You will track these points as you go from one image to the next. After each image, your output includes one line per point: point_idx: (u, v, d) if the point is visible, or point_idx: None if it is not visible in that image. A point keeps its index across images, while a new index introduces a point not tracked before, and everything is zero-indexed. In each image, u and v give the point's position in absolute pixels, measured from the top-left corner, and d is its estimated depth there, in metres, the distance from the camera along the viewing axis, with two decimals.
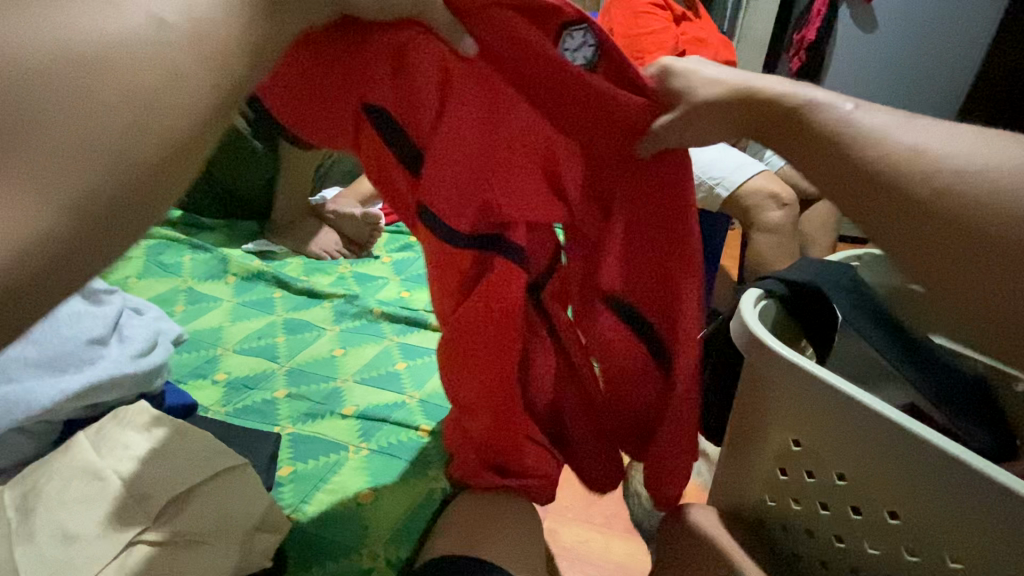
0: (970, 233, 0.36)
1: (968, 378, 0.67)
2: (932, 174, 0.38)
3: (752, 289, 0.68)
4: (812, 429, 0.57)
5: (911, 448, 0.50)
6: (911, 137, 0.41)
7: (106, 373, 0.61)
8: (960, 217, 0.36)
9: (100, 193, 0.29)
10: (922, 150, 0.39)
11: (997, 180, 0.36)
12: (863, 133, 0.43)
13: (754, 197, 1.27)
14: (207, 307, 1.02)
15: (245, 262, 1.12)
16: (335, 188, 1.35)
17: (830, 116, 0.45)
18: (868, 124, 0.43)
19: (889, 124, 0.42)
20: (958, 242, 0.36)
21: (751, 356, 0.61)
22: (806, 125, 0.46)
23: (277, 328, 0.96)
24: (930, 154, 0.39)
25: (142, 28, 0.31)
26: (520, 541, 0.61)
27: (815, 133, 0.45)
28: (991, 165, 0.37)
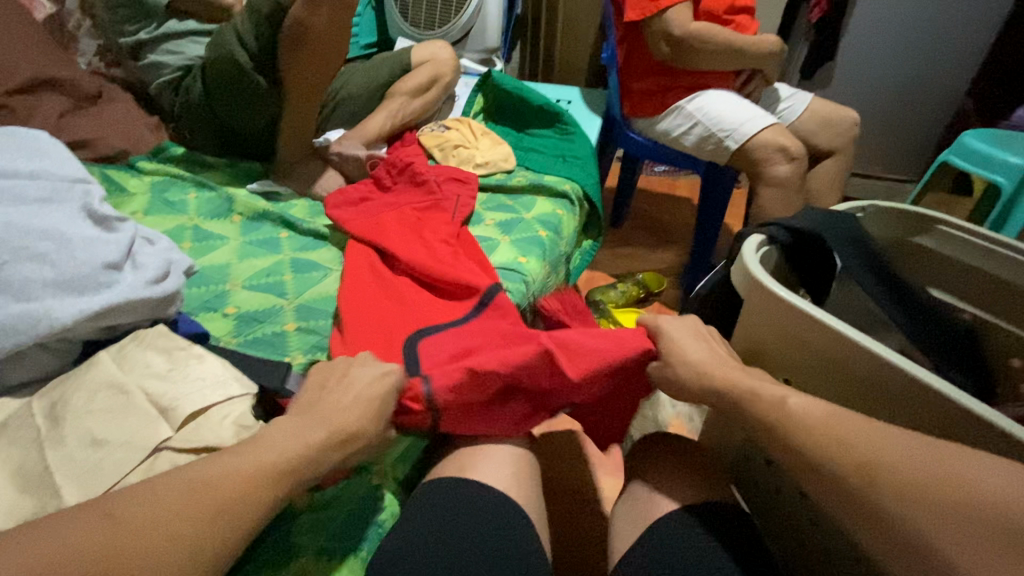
0: (905, 529, 0.45)
1: (957, 325, 0.70)
2: (872, 498, 0.47)
3: (755, 235, 0.69)
4: (811, 383, 0.64)
5: (905, 387, 0.55)
6: (820, 411, 0.53)
7: (123, 297, 0.62)
8: (896, 517, 0.45)
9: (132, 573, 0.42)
10: (890, 461, 0.47)
11: (921, 480, 0.45)
12: (783, 411, 0.54)
13: (762, 150, 1.27)
14: (214, 245, 1.03)
15: (251, 201, 1.13)
16: (338, 131, 1.36)
17: (764, 399, 0.56)
18: (793, 404, 0.54)
19: (820, 412, 0.53)
20: (908, 553, 0.44)
21: (755, 299, 0.64)
22: (757, 413, 0.56)
23: (284, 267, 0.98)
24: (871, 454, 0.48)
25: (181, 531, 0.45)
26: (515, 463, 0.69)
27: (758, 414, 0.56)
28: (909, 471, 0.46)
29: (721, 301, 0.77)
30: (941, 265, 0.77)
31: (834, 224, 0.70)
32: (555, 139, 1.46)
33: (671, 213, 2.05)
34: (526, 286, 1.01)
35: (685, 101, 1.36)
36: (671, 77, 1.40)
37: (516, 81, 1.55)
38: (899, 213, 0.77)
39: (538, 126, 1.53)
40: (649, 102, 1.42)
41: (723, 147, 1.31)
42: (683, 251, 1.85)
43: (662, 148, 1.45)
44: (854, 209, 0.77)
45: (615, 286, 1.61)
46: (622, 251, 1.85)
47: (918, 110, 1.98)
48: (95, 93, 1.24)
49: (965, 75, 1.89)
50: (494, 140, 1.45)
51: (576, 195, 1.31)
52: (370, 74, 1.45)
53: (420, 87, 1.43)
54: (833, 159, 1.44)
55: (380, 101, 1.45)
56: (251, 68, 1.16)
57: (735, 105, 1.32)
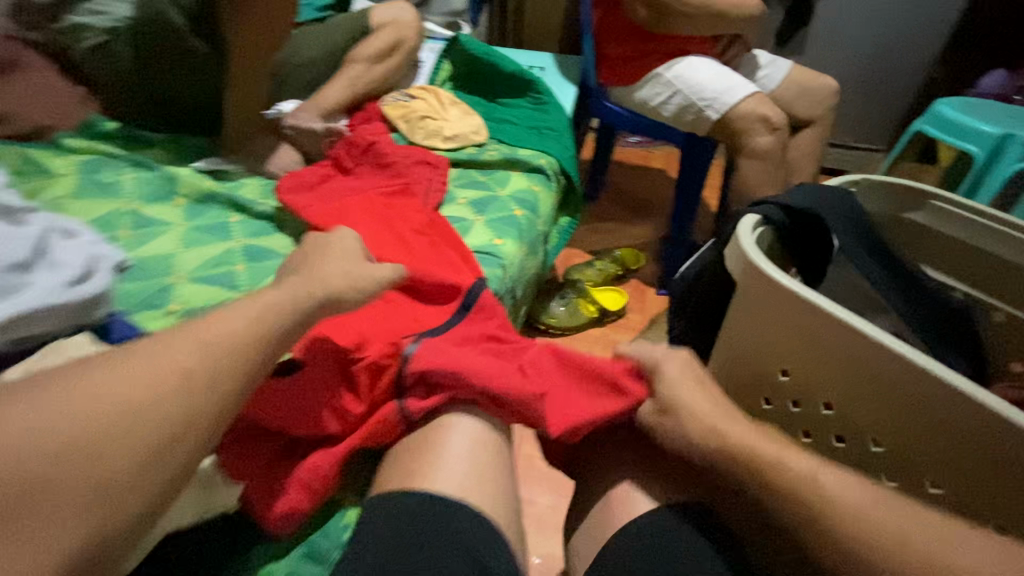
0: None
1: (955, 302, 0.67)
2: None
3: (748, 214, 0.64)
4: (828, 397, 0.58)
5: (914, 383, 0.49)
6: (863, 497, 0.47)
7: (37, 303, 0.53)
8: None
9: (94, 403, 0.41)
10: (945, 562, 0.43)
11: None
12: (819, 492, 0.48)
13: (743, 120, 1.22)
14: (155, 232, 0.93)
15: (195, 182, 1.02)
16: (293, 102, 1.25)
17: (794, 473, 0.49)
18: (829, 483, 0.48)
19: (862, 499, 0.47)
20: None
21: (748, 283, 0.59)
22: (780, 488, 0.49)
23: (236, 256, 0.89)
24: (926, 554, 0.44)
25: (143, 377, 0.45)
26: (472, 467, 0.56)
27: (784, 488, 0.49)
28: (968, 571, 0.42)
29: (709, 285, 0.72)
30: (932, 242, 0.74)
31: (828, 202, 0.66)
32: (528, 109, 1.38)
33: (648, 187, 2.00)
34: (503, 270, 0.95)
35: (663, 68, 1.29)
36: (648, 41, 1.32)
37: (484, 46, 1.45)
38: (890, 188, 0.74)
39: (509, 96, 1.44)
40: (625, 69, 1.35)
41: (703, 117, 1.26)
42: (659, 225, 1.81)
43: (640, 118, 1.38)
44: (847, 184, 0.73)
45: (593, 263, 1.56)
46: (599, 227, 1.80)
47: (892, 77, 1.96)
48: (8, 60, 1.09)
49: (936, 41, 1.88)
50: (464, 111, 1.36)
51: (552, 170, 1.24)
52: (326, 39, 1.33)
53: (381, 53, 1.32)
54: (811, 129, 1.40)
55: (338, 68, 1.33)
56: (188, 30, 1.08)
57: (715, 72, 1.26)
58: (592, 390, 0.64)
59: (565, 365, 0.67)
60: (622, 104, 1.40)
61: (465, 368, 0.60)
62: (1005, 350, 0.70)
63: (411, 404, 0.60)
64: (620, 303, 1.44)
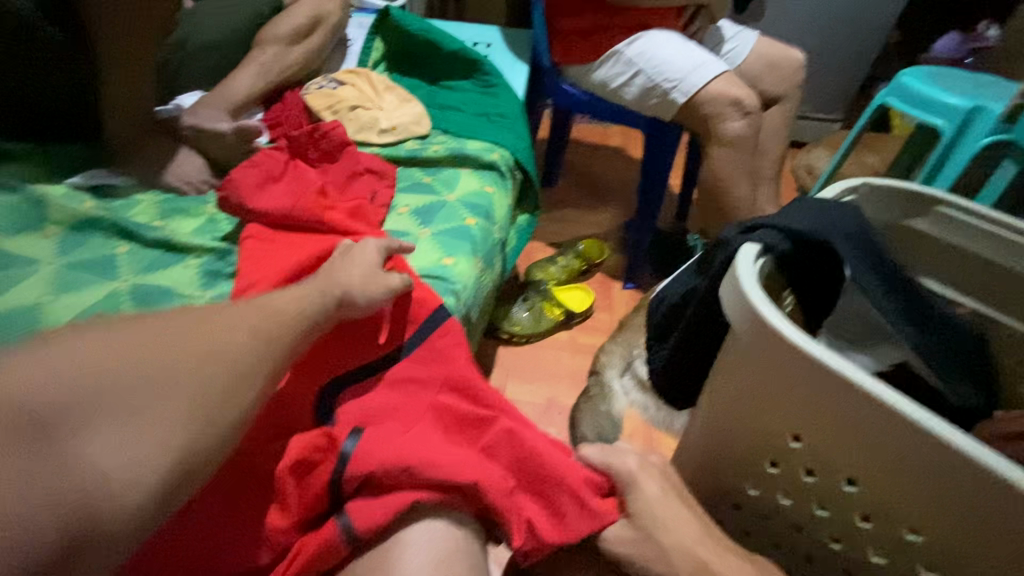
0: None
1: (964, 328, 0.59)
2: None
3: (746, 242, 0.53)
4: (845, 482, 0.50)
5: (961, 473, 0.39)
6: None
7: None
8: None
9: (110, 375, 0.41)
10: None
11: None
12: None
13: (712, 103, 1.11)
14: (17, 276, 0.74)
15: (69, 204, 0.83)
16: (194, 95, 1.05)
17: None
18: None
19: None
20: None
21: (750, 336, 0.48)
22: None
23: (123, 302, 0.73)
24: None
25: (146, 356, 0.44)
26: None
27: None
28: None
29: (697, 316, 0.61)
30: (936, 254, 0.66)
31: (832, 219, 0.55)
32: (476, 93, 1.22)
33: (610, 169, 1.88)
34: (456, 296, 0.82)
35: (624, 45, 1.16)
36: (606, 16, 1.18)
37: (422, 21, 1.26)
38: (893, 193, 0.64)
39: (453, 78, 1.27)
40: (582, 46, 1.21)
41: (669, 100, 1.14)
42: (622, 211, 1.71)
43: (599, 101, 1.25)
44: (846, 192, 0.63)
45: (555, 260, 1.44)
46: (560, 216, 1.68)
47: (851, 44, 1.89)
48: None
49: (894, 7, 1.81)
50: (402, 98, 1.19)
51: (506, 166, 1.10)
52: (230, 17, 1.12)
53: (299, 32, 1.12)
54: (779, 107, 1.31)
55: (247, 51, 1.13)
56: (40, 16, 0.86)
57: (680, 48, 1.14)
58: (557, 498, 0.55)
59: (526, 456, 0.56)
60: (580, 85, 1.26)
61: (423, 468, 0.50)
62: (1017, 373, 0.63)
63: (358, 521, 0.48)
64: (587, 303, 1.33)
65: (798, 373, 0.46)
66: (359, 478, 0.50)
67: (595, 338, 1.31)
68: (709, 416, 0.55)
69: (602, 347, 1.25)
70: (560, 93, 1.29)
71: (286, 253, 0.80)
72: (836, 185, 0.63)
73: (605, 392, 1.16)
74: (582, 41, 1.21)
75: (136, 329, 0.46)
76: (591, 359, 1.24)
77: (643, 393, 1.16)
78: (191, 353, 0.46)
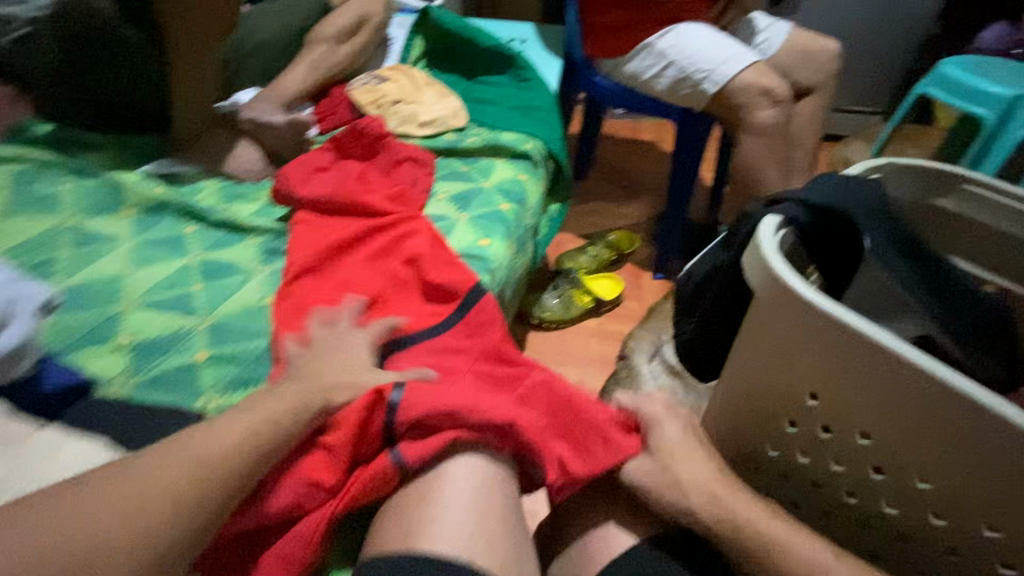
0: None
1: (987, 302, 0.61)
2: None
3: (767, 215, 0.56)
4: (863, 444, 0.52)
5: (967, 415, 0.42)
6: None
7: None
8: None
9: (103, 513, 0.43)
10: None
11: None
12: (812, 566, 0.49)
13: (743, 92, 1.13)
14: (101, 251, 0.83)
15: (145, 189, 0.92)
16: (251, 92, 1.14)
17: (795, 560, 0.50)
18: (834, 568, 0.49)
19: None
20: None
21: (770, 298, 0.51)
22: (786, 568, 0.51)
23: (193, 274, 0.80)
24: None
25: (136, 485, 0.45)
26: (475, 520, 0.51)
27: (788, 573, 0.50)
28: None
29: (720, 290, 0.64)
30: (963, 232, 0.67)
31: (852, 194, 0.58)
32: (511, 87, 1.27)
33: (642, 163, 1.90)
34: (491, 274, 0.87)
35: (655, 38, 1.19)
36: (637, 10, 1.22)
37: (459, 19, 1.32)
38: (917, 172, 0.66)
39: (489, 73, 1.32)
40: (614, 40, 1.25)
41: (700, 91, 1.16)
42: (653, 204, 1.72)
43: (631, 93, 1.28)
44: (871, 170, 0.65)
45: (585, 250, 1.48)
46: (591, 209, 1.71)
47: (890, 35, 1.86)
48: None
49: None
50: (441, 92, 1.25)
51: (539, 155, 1.14)
52: (283, 19, 1.21)
53: (345, 32, 1.20)
54: (813, 97, 1.31)
55: (297, 51, 1.21)
56: (118, 19, 0.96)
57: (711, 40, 1.16)
58: (583, 453, 0.59)
59: (555, 413, 0.61)
60: (611, 78, 1.30)
61: (460, 416, 0.56)
62: None
63: (408, 453, 0.55)
64: (617, 291, 1.36)
65: (814, 332, 0.49)
66: (408, 423, 0.56)
67: (625, 326, 1.34)
68: (730, 380, 0.58)
69: (632, 333, 1.29)
70: (592, 86, 1.33)
71: (334, 233, 0.86)
72: (859, 165, 0.66)
73: (634, 375, 1.20)
74: (613, 36, 1.25)
75: (104, 477, 0.45)
76: (621, 345, 1.28)
77: (673, 378, 1.18)
78: (182, 464, 0.47)
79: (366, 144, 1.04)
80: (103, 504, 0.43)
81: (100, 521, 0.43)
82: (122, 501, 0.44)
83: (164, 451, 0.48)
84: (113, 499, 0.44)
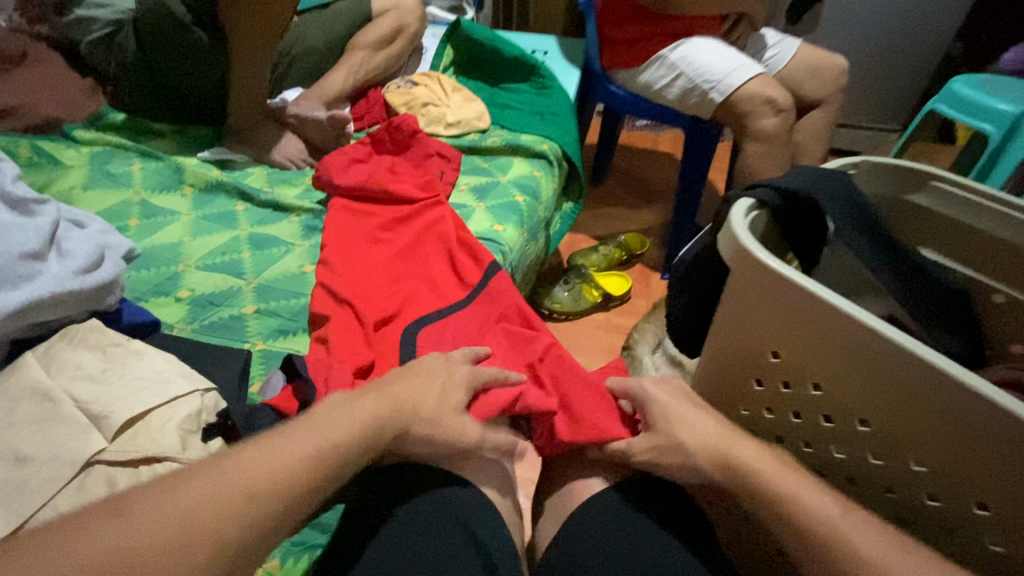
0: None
1: (945, 286, 0.67)
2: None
3: (742, 199, 0.64)
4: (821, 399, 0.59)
5: (899, 363, 0.49)
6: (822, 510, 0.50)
7: (48, 290, 0.56)
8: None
9: (159, 522, 0.38)
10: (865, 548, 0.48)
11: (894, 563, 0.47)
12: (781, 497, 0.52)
13: (748, 102, 1.20)
14: (163, 222, 0.95)
15: (202, 171, 1.04)
16: (297, 91, 1.27)
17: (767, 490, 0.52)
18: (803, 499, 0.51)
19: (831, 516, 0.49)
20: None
21: (740, 267, 0.58)
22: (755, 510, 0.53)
23: (241, 244, 0.92)
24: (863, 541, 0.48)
25: (201, 490, 0.41)
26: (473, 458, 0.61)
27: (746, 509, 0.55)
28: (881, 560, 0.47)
29: (703, 270, 0.72)
30: (934, 226, 0.73)
31: (821, 183, 0.65)
32: (532, 94, 1.37)
33: (657, 172, 1.98)
34: (502, 257, 0.96)
35: (667, 50, 1.28)
36: (652, 24, 1.31)
37: (487, 30, 1.44)
38: (890, 170, 0.73)
39: (512, 81, 1.43)
40: (629, 51, 1.34)
41: (707, 100, 1.24)
42: (666, 210, 1.80)
43: (644, 102, 1.37)
44: (846, 167, 0.73)
45: (597, 249, 1.56)
46: (605, 213, 1.79)
47: (907, 56, 1.90)
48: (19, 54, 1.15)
49: (954, 19, 1.82)
50: (466, 97, 1.36)
51: (554, 155, 1.24)
52: (327, 27, 1.34)
53: (382, 40, 1.32)
54: (820, 110, 1.37)
55: (339, 56, 1.34)
56: (191, 21, 1.09)
57: (719, 53, 1.25)
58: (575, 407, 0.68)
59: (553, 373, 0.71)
60: (627, 88, 1.39)
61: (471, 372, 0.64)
62: (1006, 332, 0.70)
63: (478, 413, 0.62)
64: (625, 288, 1.44)
65: (775, 296, 0.56)
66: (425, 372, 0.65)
67: (631, 320, 1.41)
68: (708, 344, 0.66)
69: (637, 326, 1.36)
70: (608, 95, 1.42)
71: (368, 217, 0.98)
72: (837, 162, 0.73)
73: (637, 364, 1.27)
74: (628, 48, 1.34)
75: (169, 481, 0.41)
76: (626, 337, 1.35)
77: (673, 368, 1.22)
78: (245, 470, 0.43)
79: (401, 140, 1.14)
80: (162, 510, 0.39)
81: (158, 533, 0.38)
82: (183, 504, 0.40)
83: (230, 459, 0.44)
84: (176, 502, 0.40)
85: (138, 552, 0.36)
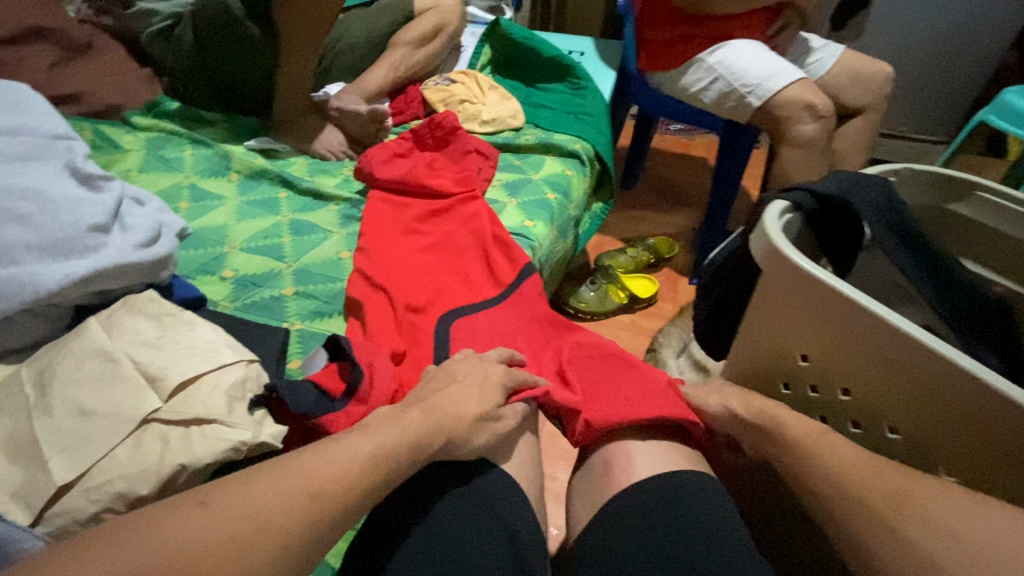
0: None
1: (990, 296, 0.65)
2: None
3: (778, 202, 0.64)
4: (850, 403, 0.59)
5: (934, 371, 0.48)
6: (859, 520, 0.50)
7: (110, 262, 0.60)
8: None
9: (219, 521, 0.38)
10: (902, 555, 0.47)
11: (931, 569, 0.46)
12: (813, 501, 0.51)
13: (787, 106, 1.19)
14: (211, 205, 1.00)
15: (248, 158, 1.09)
16: (339, 85, 1.31)
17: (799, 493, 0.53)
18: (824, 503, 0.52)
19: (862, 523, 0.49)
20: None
21: (773, 268, 0.58)
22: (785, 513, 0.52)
23: (283, 229, 0.95)
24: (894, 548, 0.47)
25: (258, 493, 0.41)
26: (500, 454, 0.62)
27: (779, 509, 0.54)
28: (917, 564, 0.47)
29: (734, 272, 0.72)
30: (976, 236, 0.72)
31: (860, 189, 0.65)
32: (567, 94, 1.38)
33: (689, 176, 1.96)
34: (533, 252, 0.98)
35: (706, 53, 1.27)
36: (691, 26, 1.30)
37: (525, 30, 1.45)
38: (932, 177, 0.72)
39: (548, 81, 1.44)
40: (666, 53, 1.33)
41: (745, 104, 1.23)
42: (696, 215, 1.78)
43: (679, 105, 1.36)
44: (887, 173, 0.72)
45: (625, 251, 1.56)
46: (635, 215, 1.79)
47: (955, 67, 1.85)
48: (85, 42, 1.22)
49: (1007, 30, 1.76)
50: (502, 95, 1.38)
51: (587, 155, 1.24)
52: (370, 23, 1.37)
53: (423, 37, 1.35)
54: (861, 118, 1.35)
55: (380, 52, 1.38)
56: (244, 16, 1.13)
57: (759, 57, 1.23)
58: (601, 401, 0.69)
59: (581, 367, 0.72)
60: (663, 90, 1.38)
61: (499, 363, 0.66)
62: None
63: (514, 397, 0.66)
64: (651, 291, 1.43)
65: (808, 299, 0.56)
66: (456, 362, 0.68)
67: (656, 323, 1.41)
68: (737, 344, 0.67)
69: (662, 330, 1.36)
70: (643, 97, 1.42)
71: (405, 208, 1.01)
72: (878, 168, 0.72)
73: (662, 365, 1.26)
74: (665, 50, 1.33)
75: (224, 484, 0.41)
76: (651, 339, 1.34)
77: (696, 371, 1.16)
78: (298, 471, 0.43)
79: (440, 136, 1.17)
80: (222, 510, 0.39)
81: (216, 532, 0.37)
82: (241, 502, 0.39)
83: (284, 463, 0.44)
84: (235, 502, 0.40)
85: (196, 548, 0.36)
